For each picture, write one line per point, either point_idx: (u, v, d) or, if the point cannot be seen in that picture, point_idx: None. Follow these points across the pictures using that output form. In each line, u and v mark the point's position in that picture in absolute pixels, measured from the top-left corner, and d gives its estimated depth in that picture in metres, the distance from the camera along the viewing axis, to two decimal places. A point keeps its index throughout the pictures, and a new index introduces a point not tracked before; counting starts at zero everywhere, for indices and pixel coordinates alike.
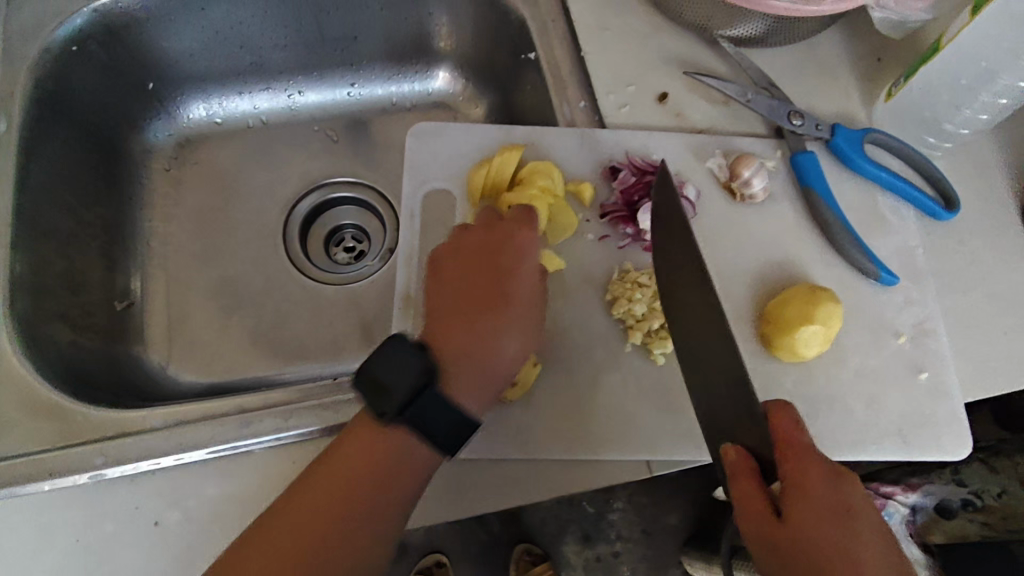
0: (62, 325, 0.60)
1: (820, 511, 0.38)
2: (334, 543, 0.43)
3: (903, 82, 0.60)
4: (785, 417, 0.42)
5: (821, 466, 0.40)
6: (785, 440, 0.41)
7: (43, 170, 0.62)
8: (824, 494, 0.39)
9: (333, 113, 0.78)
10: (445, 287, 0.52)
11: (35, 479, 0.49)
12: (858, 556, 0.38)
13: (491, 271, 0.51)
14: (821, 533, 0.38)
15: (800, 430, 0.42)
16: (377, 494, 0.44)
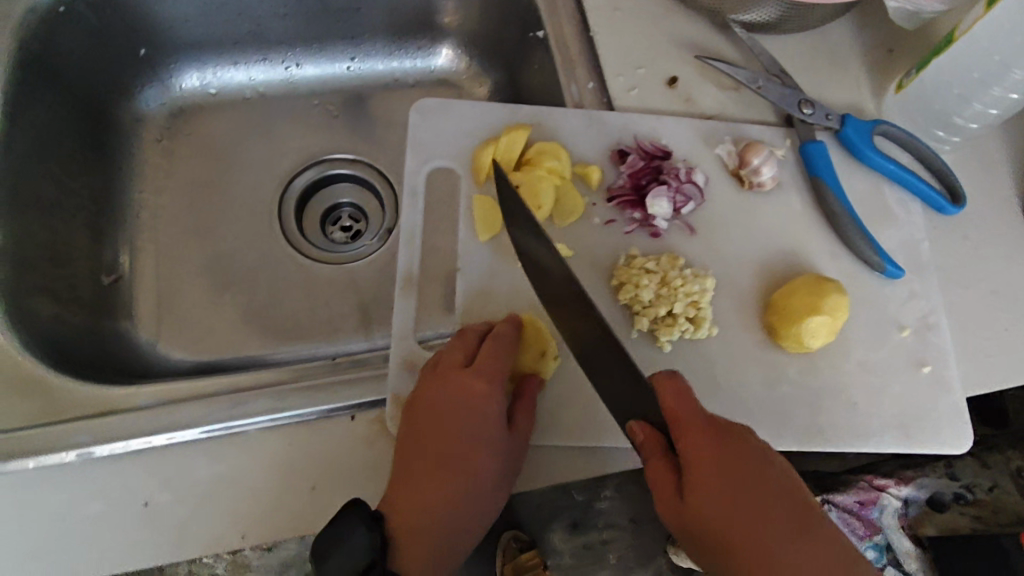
0: (46, 297, 0.58)
1: (713, 476, 0.42)
2: (450, 531, 0.45)
3: (915, 74, 0.60)
4: (670, 390, 0.45)
5: (712, 440, 0.43)
6: (673, 412, 0.44)
7: (28, 136, 0.60)
8: (714, 459, 0.42)
9: (332, 87, 0.76)
10: (439, 392, 0.47)
11: (19, 456, 0.47)
12: (762, 525, 0.41)
13: (492, 373, 0.48)
14: (718, 499, 0.41)
15: (687, 396, 0.45)
16: (475, 485, 0.46)
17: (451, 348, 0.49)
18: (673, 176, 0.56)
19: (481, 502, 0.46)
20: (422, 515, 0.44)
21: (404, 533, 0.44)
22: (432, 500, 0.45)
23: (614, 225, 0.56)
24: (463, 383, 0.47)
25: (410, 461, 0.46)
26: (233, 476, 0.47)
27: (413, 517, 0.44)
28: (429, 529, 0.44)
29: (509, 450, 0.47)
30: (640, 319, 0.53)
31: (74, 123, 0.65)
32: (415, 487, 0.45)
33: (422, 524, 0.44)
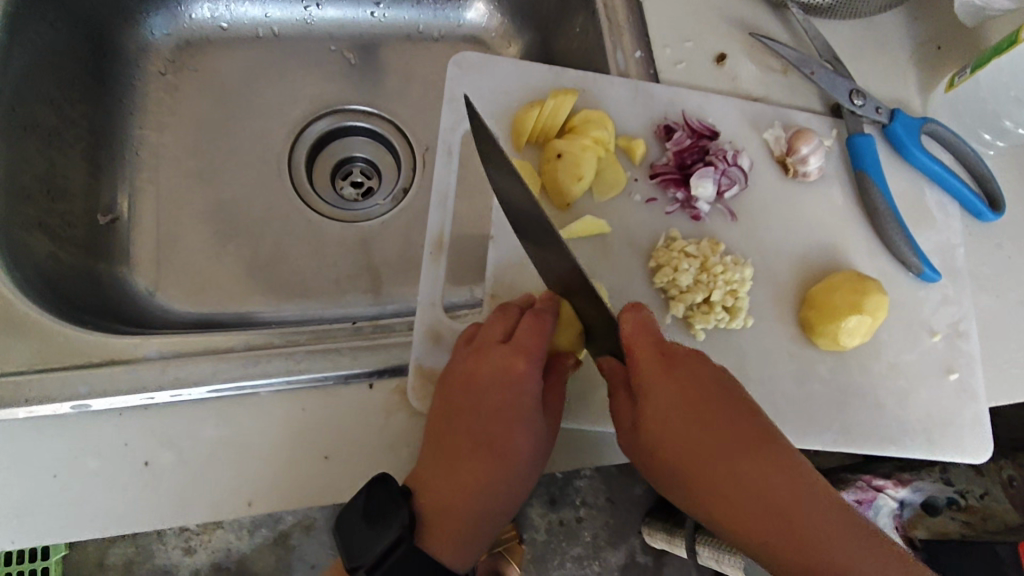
0: (38, 233, 0.54)
1: (664, 405, 0.41)
2: (478, 518, 0.43)
3: (969, 73, 0.57)
4: (630, 324, 0.43)
5: (659, 367, 0.41)
6: (628, 343, 0.42)
7: (25, 55, 0.55)
8: (665, 389, 0.41)
9: (352, 32, 0.71)
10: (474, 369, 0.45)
11: (7, 404, 0.43)
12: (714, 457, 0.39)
13: (532, 357, 0.44)
14: (663, 425, 0.40)
15: (646, 328, 0.43)
16: (506, 475, 0.44)
17: (491, 323, 0.47)
18: (720, 158, 0.54)
19: (510, 488, 0.44)
20: (451, 496, 0.43)
21: (432, 511, 0.43)
22: (461, 483, 0.43)
23: (654, 204, 0.54)
24: (501, 364, 0.44)
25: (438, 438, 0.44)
26: (243, 441, 0.44)
27: (442, 498, 0.43)
28: (457, 511, 0.43)
29: (544, 435, 0.45)
30: (676, 304, 0.51)
31: (75, 45, 0.60)
32: (445, 467, 0.43)
33: (450, 503, 0.43)
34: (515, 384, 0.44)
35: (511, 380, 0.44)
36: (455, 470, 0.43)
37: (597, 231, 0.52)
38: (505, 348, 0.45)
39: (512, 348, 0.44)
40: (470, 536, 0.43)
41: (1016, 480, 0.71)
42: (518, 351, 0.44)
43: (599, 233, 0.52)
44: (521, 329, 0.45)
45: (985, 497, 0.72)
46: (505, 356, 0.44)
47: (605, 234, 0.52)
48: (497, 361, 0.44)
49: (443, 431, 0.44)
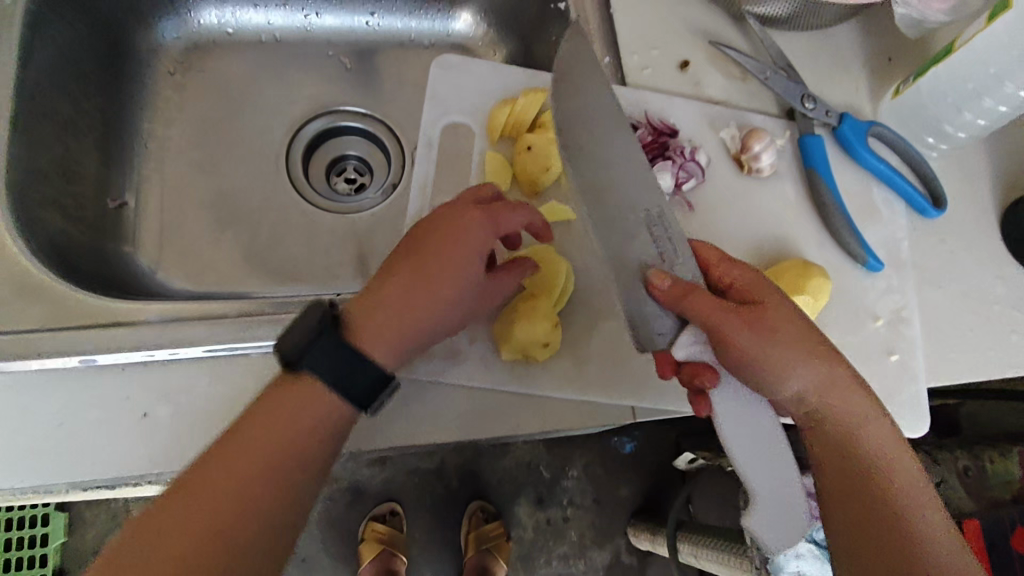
0: (54, 211, 0.59)
1: (778, 308, 0.45)
2: (397, 329, 0.45)
3: (913, 79, 0.62)
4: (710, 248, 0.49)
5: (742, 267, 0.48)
6: (718, 264, 0.48)
7: (47, 51, 0.60)
8: (772, 297, 0.46)
9: (348, 39, 0.76)
10: (446, 212, 0.48)
11: (21, 356, 0.48)
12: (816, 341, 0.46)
13: (491, 229, 0.47)
14: (778, 303, 0.45)
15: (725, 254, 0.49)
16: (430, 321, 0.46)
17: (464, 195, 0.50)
18: (678, 154, 0.59)
19: (451, 311, 0.47)
20: (398, 301, 0.45)
21: (358, 313, 0.45)
22: (405, 296, 0.45)
23: None
24: (468, 217, 0.47)
25: (396, 296, 0.45)
26: (234, 398, 0.49)
27: (377, 299, 0.45)
28: (400, 317, 0.45)
29: (477, 291, 0.48)
30: None
31: (92, 44, 0.65)
32: (405, 277, 0.46)
33: (388, 320, 0.45)
34: (465, 229, 0.46)
35: (465, 227, 0.46)
36: (406, 284, 0.46)
37: (562, 217, 0.57)
38: (476, 208, 0.47)
39: (483, 210, 0.47)
40: (399, 331, 0.45)
41: (970, 469, 0.76)
42: (482, 214, 0.47)
43: (563, 220, 0.57)
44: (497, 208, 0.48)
45: (944, 485, 0.75)
46: (475, 214, 0.47)
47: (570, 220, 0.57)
48: (462, 211, 0.47)
49: (415, 246, 0.47)
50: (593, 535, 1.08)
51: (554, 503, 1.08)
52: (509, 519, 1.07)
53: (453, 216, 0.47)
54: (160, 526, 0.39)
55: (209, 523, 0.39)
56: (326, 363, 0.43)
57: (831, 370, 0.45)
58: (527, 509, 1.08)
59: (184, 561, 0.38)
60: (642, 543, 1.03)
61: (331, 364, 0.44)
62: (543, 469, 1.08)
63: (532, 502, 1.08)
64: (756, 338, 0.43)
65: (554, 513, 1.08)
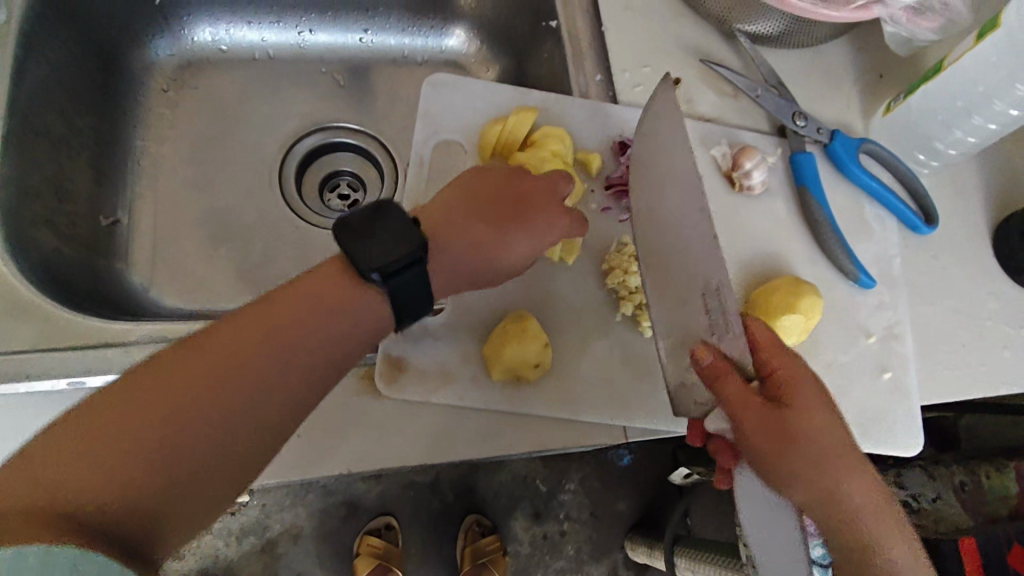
0: (47, 229, 0.59)
1: (804, 409, 0.44)
2: (446, 263, 0.48)
3: (904, 97, 0.62)
4: (762, 329, 0.47)
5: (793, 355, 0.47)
6: (765, 347, 0.47)
7: (41, 69, 0.60)
8: (805, 396, 0.45)
9: (342, 56, 0.76)
10: (511, 176, 0.52)
11: (10, 379, 0.48)
12: (834, 457, 0.44)
13: (541, 204, 0.51)
14: (803, 407, 0.44)
15: (775, 340, 0.47)
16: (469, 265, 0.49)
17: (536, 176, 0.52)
18: None
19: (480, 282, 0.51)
20: (456, 241, 0.49)
21: (434, 231, 0.49)
22: (462, 238, 0.49)
23: (608, 213, 0.59)
24: (532, 197, 0.51)
25: (467, 234, 0.49)
26: None
27: (437, 220, 0.49)
28: (453, 247, 0.49)
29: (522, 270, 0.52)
30: (626, 303, 0.55)
31: (86, 62, 0.65)
32: (469, 226, 0.49)
33: (450, 248, 0.49)
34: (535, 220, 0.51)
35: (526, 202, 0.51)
36: (468, 232, 0.49)
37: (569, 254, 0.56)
38: (549, 201, 0.51)
39: (552, 203, 0.51)
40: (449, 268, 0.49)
41: (967, 485, 0.76)
42: (542, 198, 0.51)
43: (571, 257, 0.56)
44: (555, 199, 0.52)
45: (938, 500, 0.76)
46: (546, 204, 0.51)
47: (570, 261, 0.56)
48: (531, 191, 0.51)
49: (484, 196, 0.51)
50: (590, 549, 1.07)
51: (551, 518, 1.07)
52: (506, 533, 1.06)
53: (514, 181, 0.52)
54: (170, 357, 0.39)
55: (208, 369, 0.39)
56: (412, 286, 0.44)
57: (837, 484, 0.43)
58: (523, 523, 1.07)
59: (167, 399, 0.38)
60: (640, 557, 1.02)
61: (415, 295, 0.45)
62: (540, 483, 1.07)
63: (529, 517, 1.07)
64: (768, 435, 0.43)
65: (551, 528, 1.07)
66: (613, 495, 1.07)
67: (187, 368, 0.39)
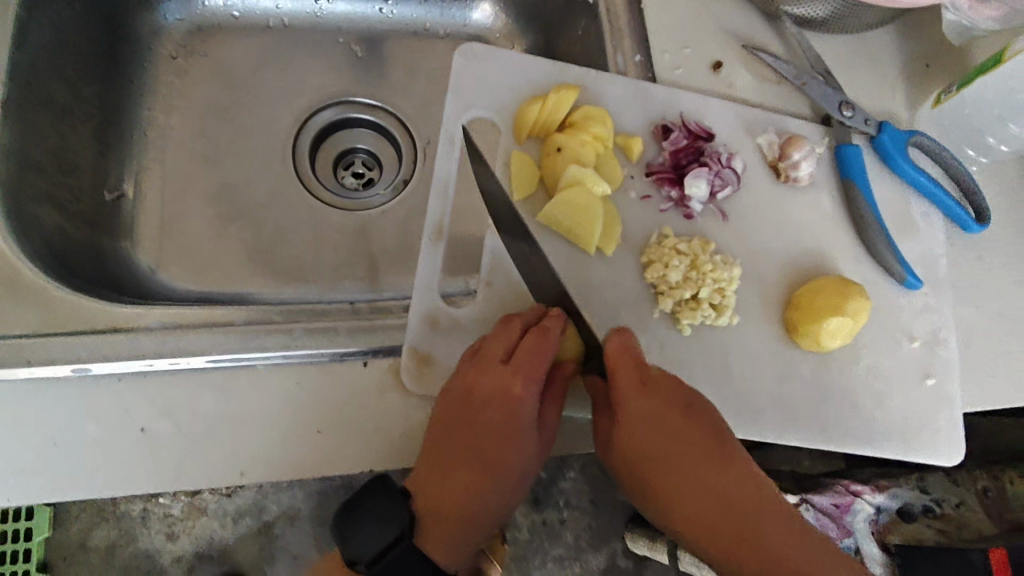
0: (49, 204, 0.55)
1: (644, 426, 0.45)
2: (461, 531, 0.45)
3: (957, 89, 0.59)
4: (614, 346, 0.47)
5: (641, 374, 0.46)
6: (613, 365, 0.46)
7: (44, 30, 0.56)
8: (648, 408, 0.46)
9: (361, 26, 0.72)
10: (479, 385, 0.46)
11: (10, 364, 0.44)
12: (680, 481, 0.45)
13: (537, 360, 0.46)
14: (635, 437, 0.45)
15: (628, 353, 0.47)
16: (487, 506, 0.46)
17: (492, 338, 0.47)
18: (714, 160, 0.56)
19: (500, 504, 0.46)
20: (451, 502, 0.45)
21: (430, 511, 0.45)
22: (454, 490, 0.45)
23: (649, 201, 0.55)
24: (498, 382, 0.45)
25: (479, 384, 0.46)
26: (237, 411, 0.46)
27: (435, 500, 0.45)
28: (454, 519, 0.45)
29: (538, 444, 0.47)
30: (665, 298, 0.53)
31: (90, 24, 0.61)
32: (443, 472, 0.45)
33: (449, 507, 0.45)
34: (509, 403, 0.45)
35: (505, 396, 0.45)
36: (454, 478, 0.45)
37: (605, 245, 0.53)
38: (505, 366, 0.46)
39: (511, 366, 0.46)
40: (470, 540, 0.46)
41: (991, 490, 0.72)
42: (519, 370, 0.45)
43: (607, 251, 0.53)
44: (524, 350, 0.46)
45: (960, 506, 0.73)
46: (503, 373, 0.45)
47: (608, 252, 0.53)
48: (495, 379, 0.45)
49: (445, 446, 0.45)
50: (589, 538, 1.06)
51: (551, 505, 1.05)
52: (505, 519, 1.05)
53: (483, 390, 0.46)
54: None
55: None
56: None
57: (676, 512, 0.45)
58: (524, 510, 1.05)
59: None
60: (639, 548, 1.01)
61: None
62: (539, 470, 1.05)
63: (529, 503, 1.05)
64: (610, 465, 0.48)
65: (551, 515, 1.05)
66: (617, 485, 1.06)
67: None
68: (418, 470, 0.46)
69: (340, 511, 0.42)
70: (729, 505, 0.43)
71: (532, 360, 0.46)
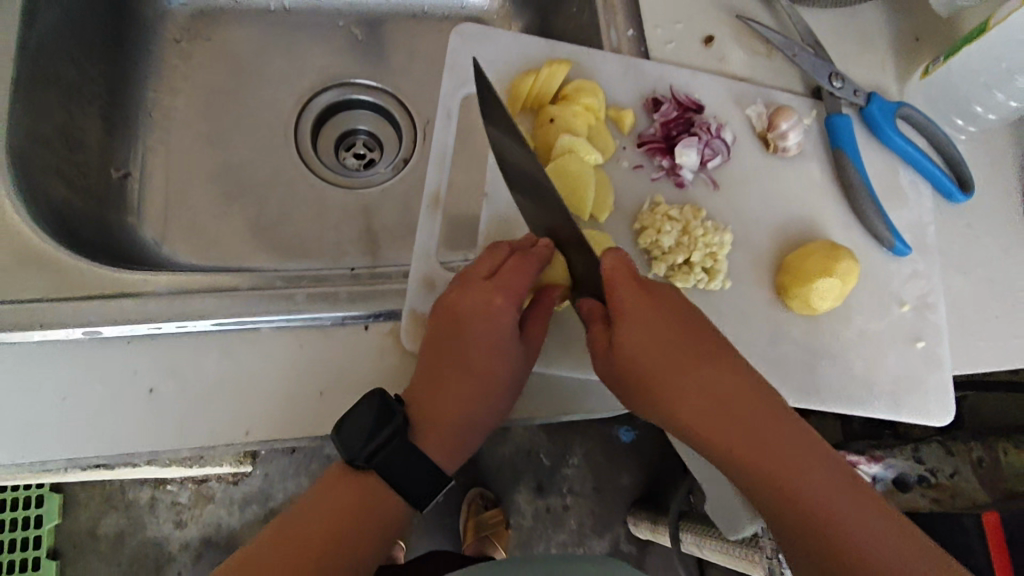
0: (58, 180, 0.57)
1: (640, 335, 0.44)
2: (452, 437, 0.47)
3: (943, 60, 0.60)
4: (608, 262, 0.45)
5: (633, 283, 0.45)
6: (608, 279, 0.45)
7: (51, 10, 0.58)
8: (645, 314, 0.45)
9: (360, 9, 0.74)
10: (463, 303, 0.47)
11: (23, 327, 0.46)
12: (691, 390, 0.44)
13: (516, 278, 0.47)
14: (638, 346, 0.44)
15: (621, 260, 0.46)
16: (478, 414, 0.47)
17: (478, 261, 0.49)
18: (704, 130, 0.57)
19: (487, 415, 0.48)
20: (442, 411, 0.47)
21: (422, 420, 0.47)
22: (443, 399, 0.47)
23: (641, 170, 0.57)
24: (479, 299, 0.47)
25: (462, 301, 0.47)
26: (243, 373, 0.47)
27: (427, 411, 0.47)
28: (444, 425, 0.47)
29: (524, 359, 0.48)
30: (658, 263, 0.54)
31: (95, 6, 0.63)
32: (433, 383, 0.47)
33: (438, 416, 0.47)
34: (488, 319, 0.47)
35: (487, 312, 0.46)
36: (442, 390, 0.47)
37: (600, 212, 0.55)
38: (487, 284, 0.47)
39: (493, 284, 0.47)
40: (462, 445, 0.48)
41: (984, 460, 0.74)
42: (499, 288, 0.47)
43: (601, 218, 0.55)
44: (504, 270, 0.47)
45: (954, 476, 0.74)
46: (485, 291, 0.47)
47: (601, 220, 0.55)
48: (476, 296, 0.47)
49: (434, 360, 0.47)
50: (593, 524, 1.07)
51: (555, 491, 1.07)
52: (508, 506, 1.06)
53: (466, 306, 0.47)
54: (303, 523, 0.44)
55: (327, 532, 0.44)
56: (397, 464, 0.45)
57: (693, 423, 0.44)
58: (527, 496, 1.07)
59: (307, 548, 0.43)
60: (642, 533, 1.02)
61: (405, 469, 0.45)
62: (543, 457, 1.07)
63: (532, 489, 1.07)
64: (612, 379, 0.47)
65: (555, 501, 1.07)
66: (618, 470, 1.07)
67: (335, 526, 0.44)
68: (412, 387, 0.47)
69: (338, 433, 0.44)
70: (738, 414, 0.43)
71: (511, 279, 0.47)
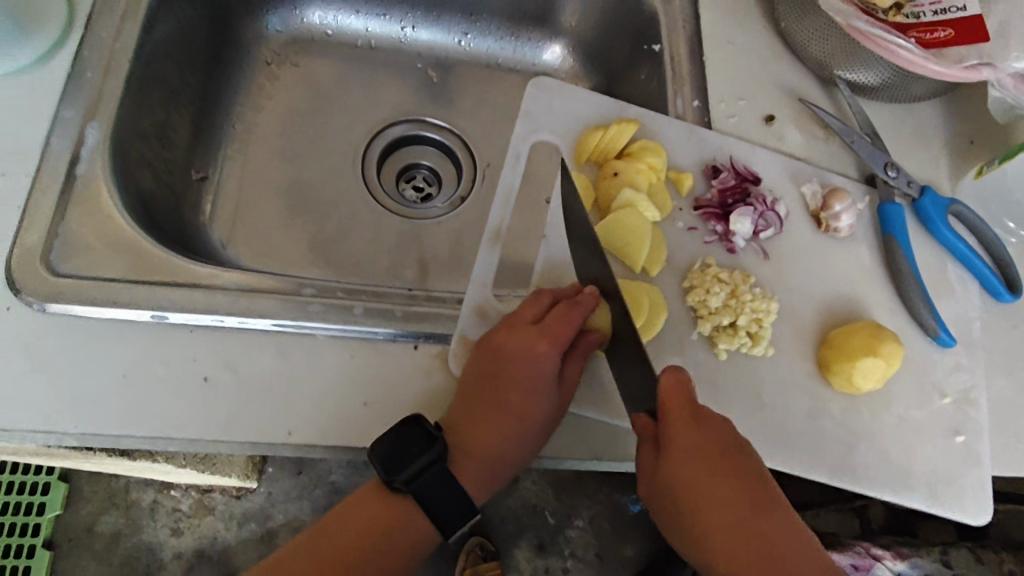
0: (147, 172, 0.61)
1: (684, 461, 0.43)
2: (484, 470, 0.48)
3: (997, 163, 0.61)
4: (667, 380, 0.44)
5: (687, 411, 0.44)
6: (666, 400, 0.44)
7: (168, 21, 0.63)
8: (690, 441, 0.44)
9: (439, 55, 0.78)
10: (508, 343, 0.49)
11: (97, 303, 0.48)
12: (715, 526, 0.42)
13: (561, 325, 0.48)
14: (679, 469, 0.43)
15: (682, 384, 0.45)
16: (511, 451, 0.48)
17: (526, 305, 0.51)
18: (760, 201, 0.59)
19: (521, 452, 0.48)
20: (478, 444, 0.47)
21: (459, 450, 0.47)
22: (479, 433, 0.48)
23: (695, 232, 0.59)
24: (524, 340, 0.48)
25: (508, 341, 0.49)
26: (293, 376, 0.48)
27: (465, 442, 0.47)
28: (478, 456, 0.48)
29: (560, 402, 0.49)
30: (704, 322, 0.55)
31: (204, 24, 0.68)
32: (471, 416, 0.48)
33: (474, 447, 0.47)
34: (533, 360, 0.48)
35: (532, 354, 0.48)
36: (480, 424, 0.48)
37: (652, 266, 0.56)
38: (535, 327, 0.49)
39: (541, 328, 0.48)
40: (489, 480, 0.48)
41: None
42: (546, 333, 0.48)
43: (653, 273, 0.57)
44: (552, 316, 0.49)
45: None
46: (532, 333, 0.48)
47: (652, 273, 0.56)
48: (522, 339, 0.48)
49: (474, 394, 0.48)
50: None
51: (555, 552, 1.03)
52: (508, 564, 1.03)
53: (510, 346, 0.49)
54: (324, 538, 0.45)
55: (347, 551, 0.44)
56: (433, 491, 0.45)
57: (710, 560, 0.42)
58: (526, 553, 1.03)
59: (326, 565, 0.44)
60: None
61: (441, 499, 0.45)
62: (548, 515, 1.05)
63: (532, 547, 1.03)
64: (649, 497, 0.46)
65: (554, 562, 1.03)
66: (623, 540, 1.04)
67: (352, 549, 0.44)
68: (450, 417, 0.48)
69: (378, 454, 0.44)
70: (760, 557, 0.41)
71: (557, 326, 0.48)
